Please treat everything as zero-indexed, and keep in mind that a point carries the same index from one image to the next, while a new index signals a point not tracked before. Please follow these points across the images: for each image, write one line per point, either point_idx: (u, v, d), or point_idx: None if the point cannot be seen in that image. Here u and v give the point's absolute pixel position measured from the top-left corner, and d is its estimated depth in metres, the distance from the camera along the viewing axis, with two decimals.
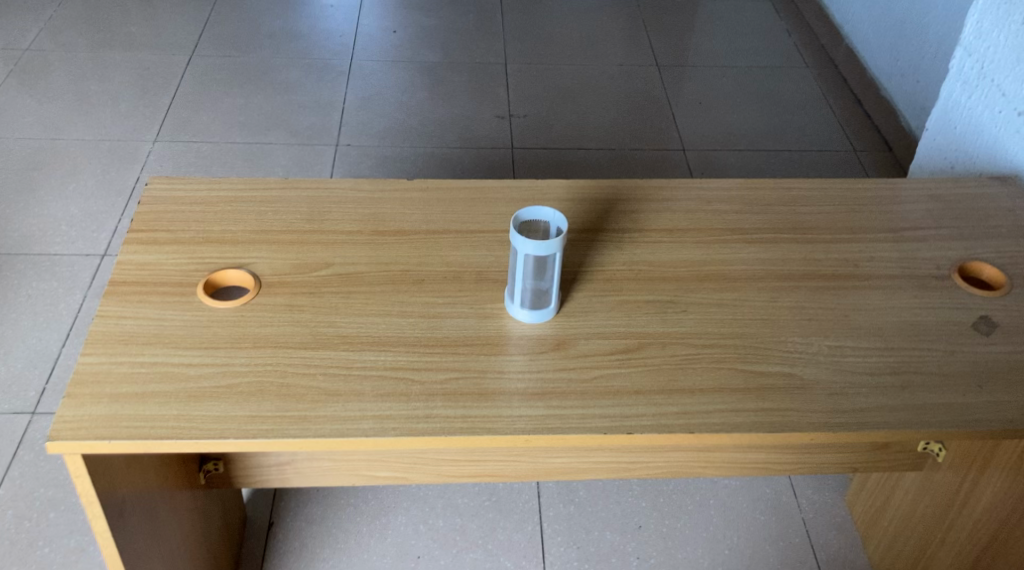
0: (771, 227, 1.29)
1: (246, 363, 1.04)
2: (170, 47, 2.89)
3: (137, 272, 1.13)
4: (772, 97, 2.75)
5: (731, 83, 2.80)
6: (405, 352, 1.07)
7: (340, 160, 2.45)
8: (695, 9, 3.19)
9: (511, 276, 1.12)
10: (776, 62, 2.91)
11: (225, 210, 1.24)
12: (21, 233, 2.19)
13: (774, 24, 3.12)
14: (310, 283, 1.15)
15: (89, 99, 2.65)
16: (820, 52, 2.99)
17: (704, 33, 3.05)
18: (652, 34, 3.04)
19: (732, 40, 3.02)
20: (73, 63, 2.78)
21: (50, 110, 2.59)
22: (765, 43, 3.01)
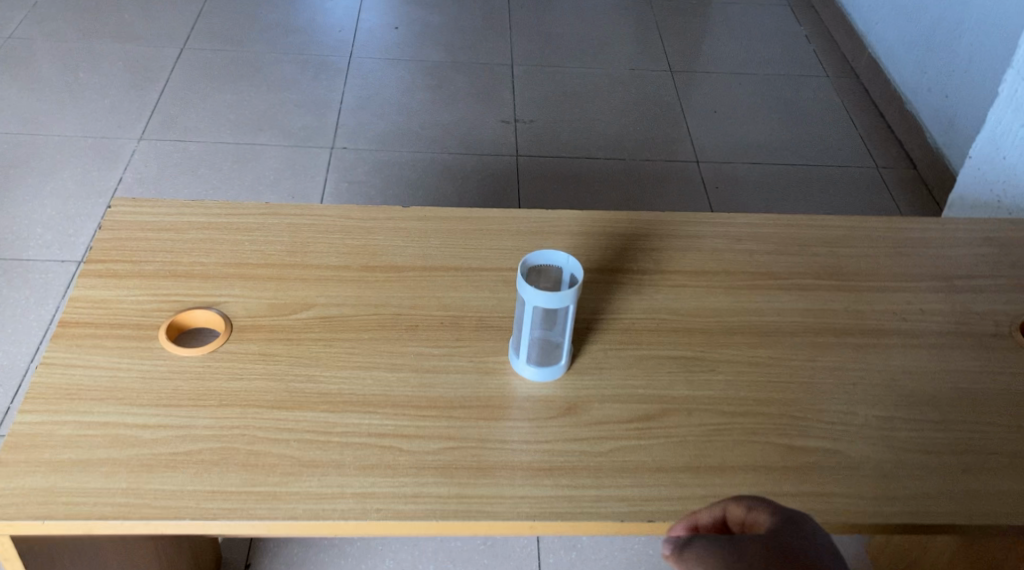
0: (807, 272, 1.16)
1: (210, 425, 0.90)
2: (161, 39, 2.75)
3: (91, 311, 0.99)
4: (790, 109, 2.60)
5: (748, 93, 2.66)
6: (394, 415, 0.93)
7: (335, 164, 2.31)
8: (710, 13, 3.05)
9: (515, 325, 0.99)
10: (796, 71, 2.77)
11: (197, 238, 1.10)
12: None
13: (793, 31, 2.98)
14: (288, 327, 1.01)
15: (72, 92, 2.50)
16: (841, 62, 2.84)
17: (720, 38, 2.91)
18: (666, 38, 2.89)
19: (750, 46, 2.88)
20: (57, 54, 2.64)
21: (30, 104, 2.44)
22: (784, 51, 2.87)
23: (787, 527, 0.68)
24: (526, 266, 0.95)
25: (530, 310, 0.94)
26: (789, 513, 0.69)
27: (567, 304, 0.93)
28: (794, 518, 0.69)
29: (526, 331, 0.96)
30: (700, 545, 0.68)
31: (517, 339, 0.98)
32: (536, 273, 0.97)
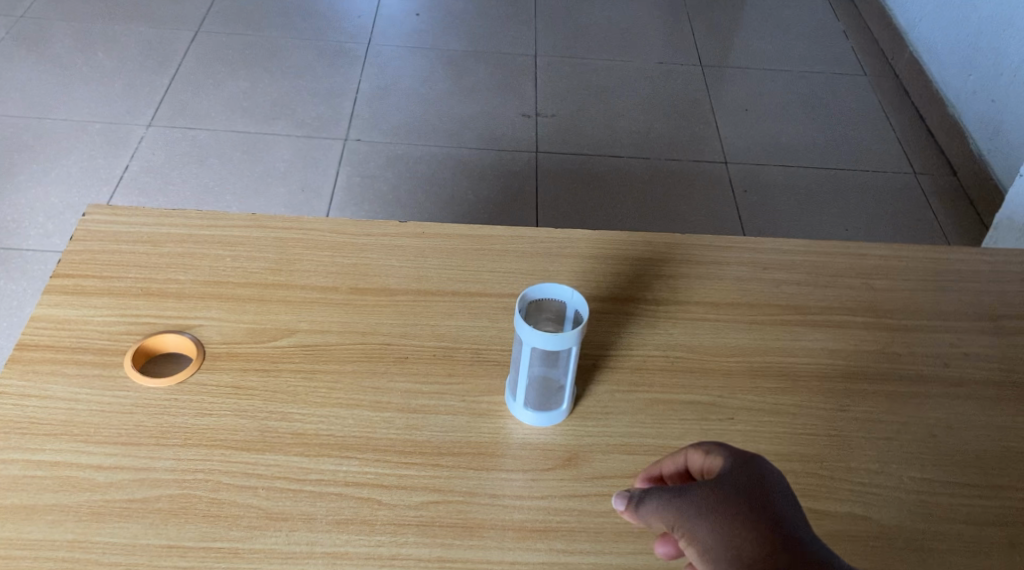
0: (840, 307, 1.05)
1: (172, 468, 0.82)
2: (175, 21, 2.64)
3: (54, 333, 0.91)
4: (826, 110, 2.47)
5: (782, 92, 2.53)
6: (375, 461, 0.85)
7: (348, 157, 2.20)
8: (745, 5, 2.91)
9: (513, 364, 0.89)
10: (833, 70, 2.64)
11: (175, 252, 1.02)
12: None
13: (831, 26, 2.84)
14: (265, 356, 0.93)
15: (81, 74, 2.40)
16: (880, 60, 2.70)
17: (754, 33, 2.77)
18: (697, 31, 2.76)
19: (785, 42, 2.74)
20: (68, 35, 2.54)
21: (38, 86, 2.35)
22: (821, 48, 2.73)
23: (740, 463, 0.70)
24: (525, 301, 0.86)
25: (530, 351, 0.85)
26: (743, 451, 0.72)
27: (570, 346, 0.84)
28: (749, 456, 0.71)
29: (525, 373, 0.87)
30: (656, 495, 0.70)
31: (514, 381, 0.89)
32: (537, 309, 0.88)
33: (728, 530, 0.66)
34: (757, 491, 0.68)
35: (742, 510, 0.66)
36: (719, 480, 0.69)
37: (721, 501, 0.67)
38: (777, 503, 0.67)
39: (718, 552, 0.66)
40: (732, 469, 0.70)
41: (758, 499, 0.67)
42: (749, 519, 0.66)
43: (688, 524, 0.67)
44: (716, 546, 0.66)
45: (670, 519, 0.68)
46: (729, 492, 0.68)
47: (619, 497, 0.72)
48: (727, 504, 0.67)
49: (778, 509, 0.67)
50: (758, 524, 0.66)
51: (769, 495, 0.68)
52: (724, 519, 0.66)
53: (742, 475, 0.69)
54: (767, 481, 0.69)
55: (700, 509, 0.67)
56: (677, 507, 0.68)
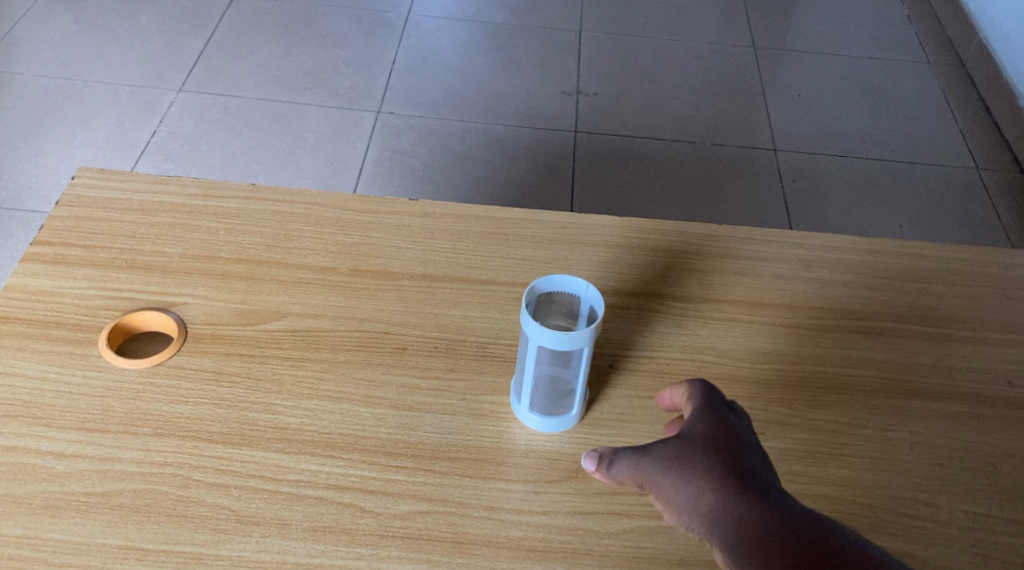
0: (892, 313, 0.94)
1: (139, 459, 0.75)
2: None
3: (29, 305, 0.85)
4: (885, 98, 2.32)
5: (839, 78, 2.38)
6: (361, 463, 0.77)
7: (380, 132, 2.08)
8: None
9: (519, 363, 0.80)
10: (895, 56, 2.48)
11: (165, 223, 0.94)
12: (18, 184, 1.87)
13: (894, 9, 2.67)
14: (251, 340, 0.85)
15: (111, 33, 2.27)
16: (944, 46, 2.53)
17: (811, 15, 2.62)
18: (751, 10, 2.62)
19: (844, 25, 2.59)
20: None
21: (66, 43, 2.22)
22: (882, 32, 2.57)
23: (705, 416, 0.70)
24: (532, 295, 0.78)
25: (536, 351, 0.76)
26: (711, 400, 0.72)
27: (580, 346, 0.75)
28: (715, 407, 0.71)
29: (532, 375, 0.78)
30: (623, 455, 0.70)
31: (519, 382, 0.80)
32: (546, 303, 0.79)
33: (693, 486, 0.66)
34: (722, 442, 0.68)
35: (707, 463, 0.66)
36: (684, 434, 0.69)
37: (686, 455, 0.67)
38: (745, 460, 0.67)
39: (685, 505, 0.66)
40: (697, 422, 0.70)
41: (722, 450, 0.67)
42: (714, 471, 0.66)
43: (654, 481, 0.67)
44: (683, 499, 0.66)
45: (637, 476, 0.68)
46: (693, 447, 0.67)
47: (589, 457, 0.72)
48: (691, 458, 0.67)
49: (743, 459, 0.67)
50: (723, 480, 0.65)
51: (735, 448, 0.68)
52: (690, 474, 0.66)
53: (708, 427, 0.69)
54: (731, 432, 0.69)
55: (665, 465, 0.67)
56: (643, 465, 0.68)
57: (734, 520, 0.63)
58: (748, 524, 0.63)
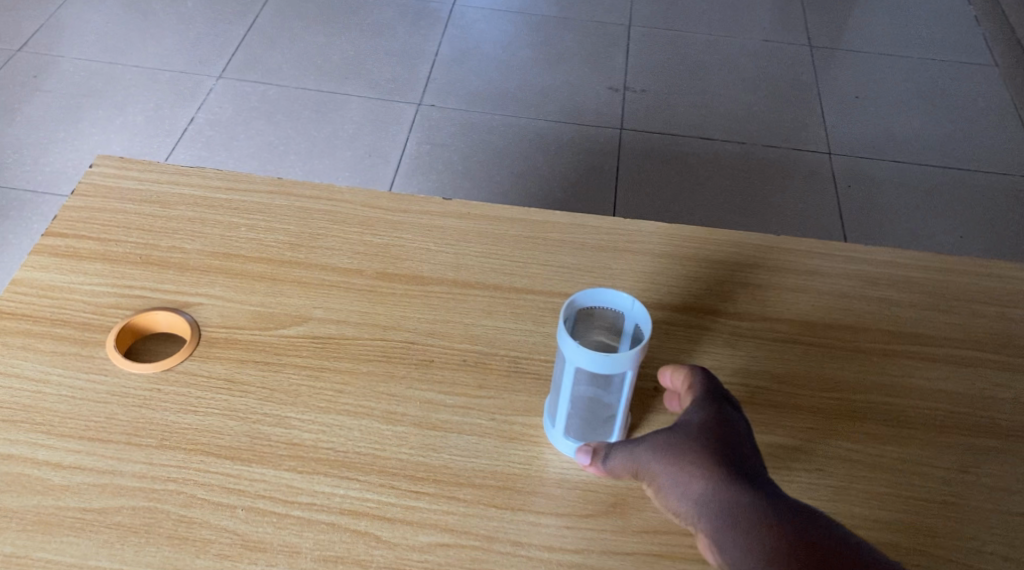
0: (967, 340, 0.86)
1: (141, 474, 0.69)
2: None
3: (36, 301, 0.80)
4: (949, 102, 2.20)
5: (900, 80, 2.26)
6: (378, 487, 0.71)
7: (420, 124, 2.02)
8: None
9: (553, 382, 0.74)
10: (961, 58, 2.36)
11: (184, 217, 0.89)
12: (54, 169, 1.83)
13: (961, 8, 2.54)
14: (268, 346, 0.79)
15: (154, 17, 2.24)
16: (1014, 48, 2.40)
17: (872, 13, 2.51)
18: (808, 7, 2.51)
19: (907, 24, 2.47)
20: None
21: (109, 27, 2.19)
22: (947, 32, 2.45)
23: (701, 403, 0.67)
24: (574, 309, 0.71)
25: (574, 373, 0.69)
26: (707, 387, 0.68)
27: (623, 371, 0.68)
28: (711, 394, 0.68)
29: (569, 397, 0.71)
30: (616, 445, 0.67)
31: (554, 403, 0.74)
32: (588, 318, 0.72)
33: (685, 478, 0.63)
34: (718, 430, 0.65)
35: (701, 451, 0.63)
36: (679, 423, 0.66)
37: (680, 444, 0.64)
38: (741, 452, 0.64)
39: (680, 497, 0.63)
40: (694, 411, 0.66)
41: (718, 438, 0.64)
42: (707, 460, 0.63)
43: (648, 471, 0.65)
44: (676, 490, 0.63)
45: (629, 466, 0.66)
46: (687, 436, 0.64)
47: (583, 451, 0.70)
48: (686, 446, 0.64)
49: (739, 447, 0.64)
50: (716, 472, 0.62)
51: (731, 439, 0.64)
52: (683, 462, 0.63)
53: (703, 414, 0.66)
54: (727, 419, 0.66)
55: (659, 454, 0.64)
56: (636, 455, 0.65)
57: (730, 512, 0.61)
58: (744, 516, 0.60)
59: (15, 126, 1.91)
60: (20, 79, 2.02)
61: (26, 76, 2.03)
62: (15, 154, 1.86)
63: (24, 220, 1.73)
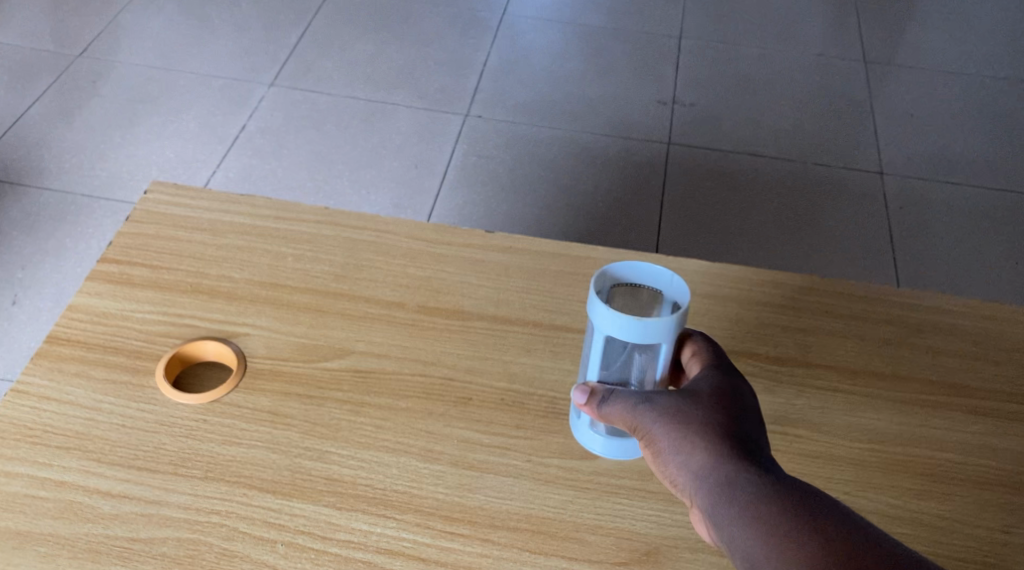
0: (1015, 393, 0.84)
1: (186, 506, 0.71)
2: None
3: (90, 327, 0.83)
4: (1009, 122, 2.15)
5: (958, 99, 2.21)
6: (415, 526, 0.72)
7: (466, 135, 2.02)
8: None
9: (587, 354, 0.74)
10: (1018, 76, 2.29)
11: (232, 245, 0.91)
12: (110, 172, 1.86)
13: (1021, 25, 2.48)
14: (312, 379, 0.81)
15: (210, 24, 2.28)
16: None
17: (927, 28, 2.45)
18: (863, 22, 2.46)
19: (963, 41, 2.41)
20: None
21: (164, 33, 2.23)
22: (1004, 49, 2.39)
23: (711, 373, 0.69)
24: (608, 277, 0.72)
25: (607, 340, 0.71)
26: (720, 362, 0.71)
27: (655, 339, 0.69)
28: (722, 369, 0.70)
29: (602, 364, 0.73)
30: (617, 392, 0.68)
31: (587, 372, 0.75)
32: (625, 292, 0.73)
33: (683, 439, 0.65)
34: (723, 399, 0.67)
35: (703, 417, 0.65)
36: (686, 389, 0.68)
37: (685, 409, 0.66)
38: (743, 425, 0.66)
39: (676, 457, 0.65)
40: (703, 380, 0.69)
41: (722, 409, 0.66)
42: (709, 427, 0.65)
43: (645, 428, 0.67)
44: (677, 450, 0.65)
45: (628, 419, 0.68)
46: (692, 401, 0.66)
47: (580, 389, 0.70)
48: (686, 410, 0.66)
49: (742, 420, 0.66)
50: (715, 439, 0.64)
51: (735, 411, 0.66)
52: (683, 425, 0.65)
53: (711, 385, 0.68)
54: (735, 393, 0.68)
55: (660, 414, 0.66)
56: (637, 409, 0.67)
57: (725, 478, 0.62)
58: (737, 481, 0.62)
59: (75, 129, 1.94)
60: (80, 84, 2.05)
61: (86, 80, 2.06)
62: (72, 158, 1.88)
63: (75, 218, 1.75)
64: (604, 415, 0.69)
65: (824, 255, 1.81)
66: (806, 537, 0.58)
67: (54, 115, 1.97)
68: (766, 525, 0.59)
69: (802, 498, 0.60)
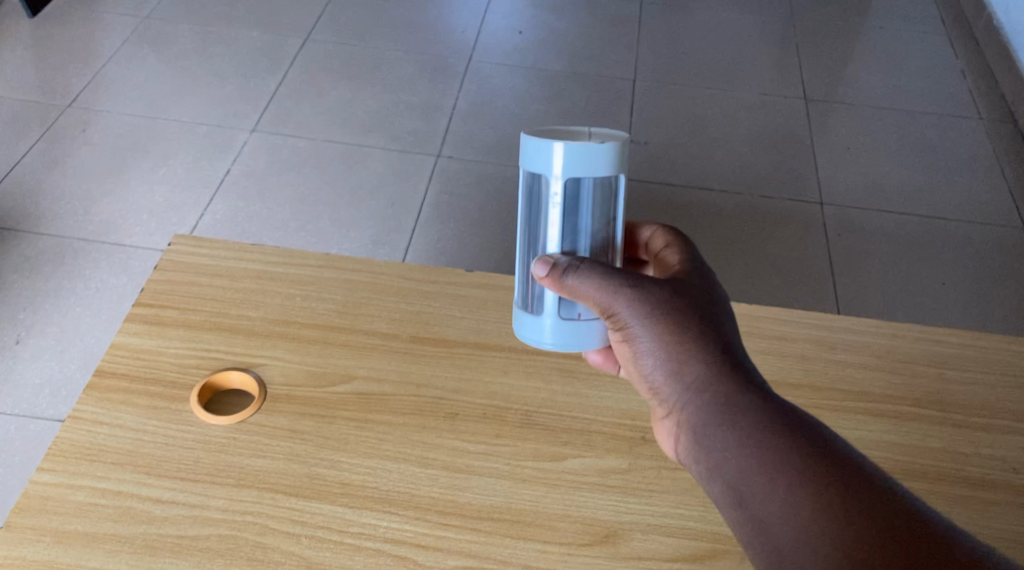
0: (908, 398, 1.02)
1: (222, 508, 0.86)
2: (274, 10, 2.42)
3: (131, 362, 0.97)
4: (946, 151, 2.18)
5: (899, 132, 2.23)
6: (415, 520, 0.87)
7: (439, 176, 2.00)
8: (862, 20, 2.63)
9: (535, 216, 0.83)
10: (955, 102, 2.33)
11: (248, 288, 1.06)
12: (102, 218, 1.82)
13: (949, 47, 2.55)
14: (322, 401, 0.96)
15: (184, 62, 2.22)
16: (990, 82, 2.40)
17: (866, 56, 2.49)
18: (803, 51, 2.48)
19: (900, 68, 2.45)
20: (195, 12, 2.38)
21: (140, 74, 2.17)
22: (939, 75, 2.43)
23: (686, 276, 0.85)
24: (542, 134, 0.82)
25: (558, 189, 0.79)
26: (690, 264, 0.87)
27: (598, 172, 0.78)
28: (684, 270, 0.86)
29: (555, 222, 0.82)
30: (583, 266, 0.80)
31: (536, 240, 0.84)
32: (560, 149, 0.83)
33: (665, 331, 0.81)
34: (697, 299, 0.83)
35: (683, 315, 0.81)
36: (663, 284, 0.83)
37: (667, 307, 0.81)
38: (715, 319, 0.82)
39: (656, 345, 0.82)
40: (682, 280, 0.84)
41: (698, 308, 0.82)
42: (687, 323, 0.81)
43: (629, 317, 0.81)
44: (659, 342, 0.81)
45: (605, 300, 0.81)
46: (674, 301, 0.82)
47: (540, 264, 0.82)
48: (661, 307, 0.81)
49: (714, 314, 0.83)
50: (692, 333, 0.81)
51: (708, 307, 0.83)
52: (658, 318, 0.81)
53: (687, 285, 0.84)
54: (705, 291, 0.84)
55: (647, 310, 0.81)
56: (619, 296, 0.81)
57: (701, 368, 0.81)
58: (712, 370, 0.80)
59: (62, 176, 1.89)
60: (70, 133, 1.99)
61: (75, 130, 2.00)
62: (65, 207, 1.84)
63: (71, 264, 1.73)
64: (571, 289, 0.81)
65: (782, 292, 1.83)
66: (767, 416, 0.78)
67: (42, 165, 1.91)
68: (735, 406, 0.78)
69: (754, 379, 0.80)
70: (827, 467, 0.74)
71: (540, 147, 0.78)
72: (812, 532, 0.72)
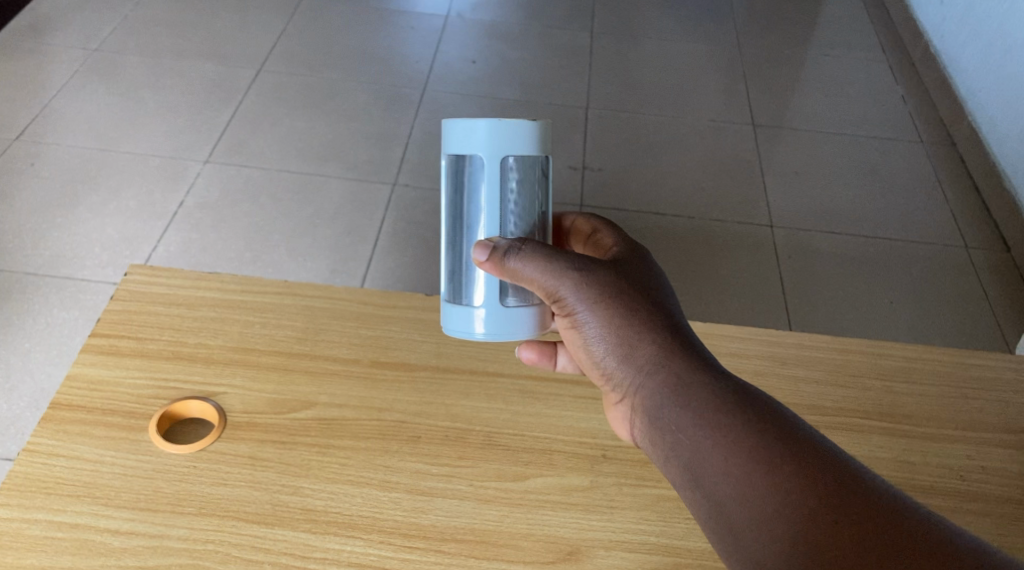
0: (857, 411, 1.05)
1: (184, 537, 0.88)
2: (225, 41, 2.40)
3: (87, 394, 0.96)
4: (888, 174, 2.25)
5: (844, 156, 2.30)
6: (378, 543, 0.89)
7: (396, 204, 2.01)
8: (805, 49, 2.71)
9: (464, 200, 0.89)
10: (895, 126, 2.41)
11: (207, 316, 1.03)
12: (52, 251, 1.80)
13: (890, 72, 2.64)
14: (284, 428, 0.95)
15: (135, 94, 2.19)
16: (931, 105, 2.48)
17: (811, 83, 2.56)
18: (750, 79, 2.55)
19: (843, 94, 2.53)
20: (148, 40, 2.36)
21: (89, 105, 2.14)
22: (879, 100, 2.51)
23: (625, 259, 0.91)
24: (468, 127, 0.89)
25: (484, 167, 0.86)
26: (629, 248, 0.93)
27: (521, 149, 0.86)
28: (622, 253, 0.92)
29: (484, 202, 0.87)
30: (522, 249, 0.86)
31: (466, 229, 0.89)
32: None
33: (607, 310, 0.87)
34: (637, 279, 0.89)
35: (623, 295, 0.88)
36: (604, 266, 0.89)
37: (608, 288, 0.88)
38: (654, 296, 0.88)
39: (599, 324, 0.88)
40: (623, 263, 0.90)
41: (637, 287, 0.88)
42: (627, 303, 0.87)
43: (571, 298, 0.87)
44: (601, 320, 0.87)
45: (548, 282, 0.87)
46: (614, 283, 0.88)
47: (482, 249, 0.87)
48: (602, 288, 0.87)
49: (653, 293, 0.89)
50: (633, 310, 0.87)
51: (647, 287, 0.89)
52: (600, 298, 0.87)
53: (627, 268, 0.90)
54: (644, 273, 0.90)
55: (588, 292, 0.87)
56: (561, 279, 0.87)
57: (641, 342, 0.86)
58: (653, 343, 0.86)
59: (11, 211, 1.87)
60: (18, 167, 1.96)
61: (24, 163, 1.97)
62: (14, 242, 1.82)
63: (19, 300, 1.70)
64: (513, 272, 0.86)
65: (733, 314, 1.87)
66: (704, 382, 0.83)
67: None
68: (675, 375, 0.84)
69: (692, 350, 0.86)
70: (762, 426, 0.80)
71: (467, 130, 0.85)
72: (749, 486, 0.78)
